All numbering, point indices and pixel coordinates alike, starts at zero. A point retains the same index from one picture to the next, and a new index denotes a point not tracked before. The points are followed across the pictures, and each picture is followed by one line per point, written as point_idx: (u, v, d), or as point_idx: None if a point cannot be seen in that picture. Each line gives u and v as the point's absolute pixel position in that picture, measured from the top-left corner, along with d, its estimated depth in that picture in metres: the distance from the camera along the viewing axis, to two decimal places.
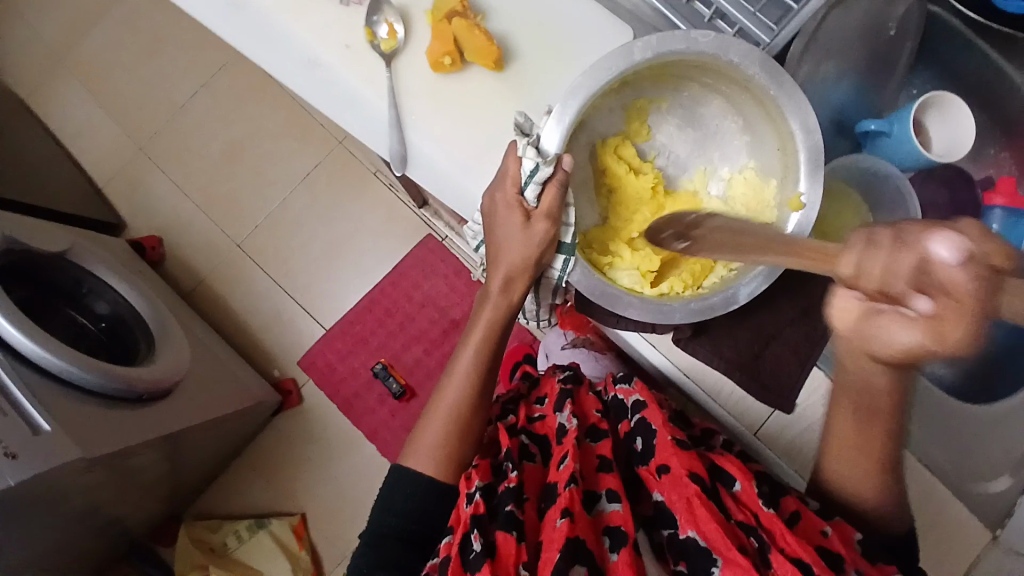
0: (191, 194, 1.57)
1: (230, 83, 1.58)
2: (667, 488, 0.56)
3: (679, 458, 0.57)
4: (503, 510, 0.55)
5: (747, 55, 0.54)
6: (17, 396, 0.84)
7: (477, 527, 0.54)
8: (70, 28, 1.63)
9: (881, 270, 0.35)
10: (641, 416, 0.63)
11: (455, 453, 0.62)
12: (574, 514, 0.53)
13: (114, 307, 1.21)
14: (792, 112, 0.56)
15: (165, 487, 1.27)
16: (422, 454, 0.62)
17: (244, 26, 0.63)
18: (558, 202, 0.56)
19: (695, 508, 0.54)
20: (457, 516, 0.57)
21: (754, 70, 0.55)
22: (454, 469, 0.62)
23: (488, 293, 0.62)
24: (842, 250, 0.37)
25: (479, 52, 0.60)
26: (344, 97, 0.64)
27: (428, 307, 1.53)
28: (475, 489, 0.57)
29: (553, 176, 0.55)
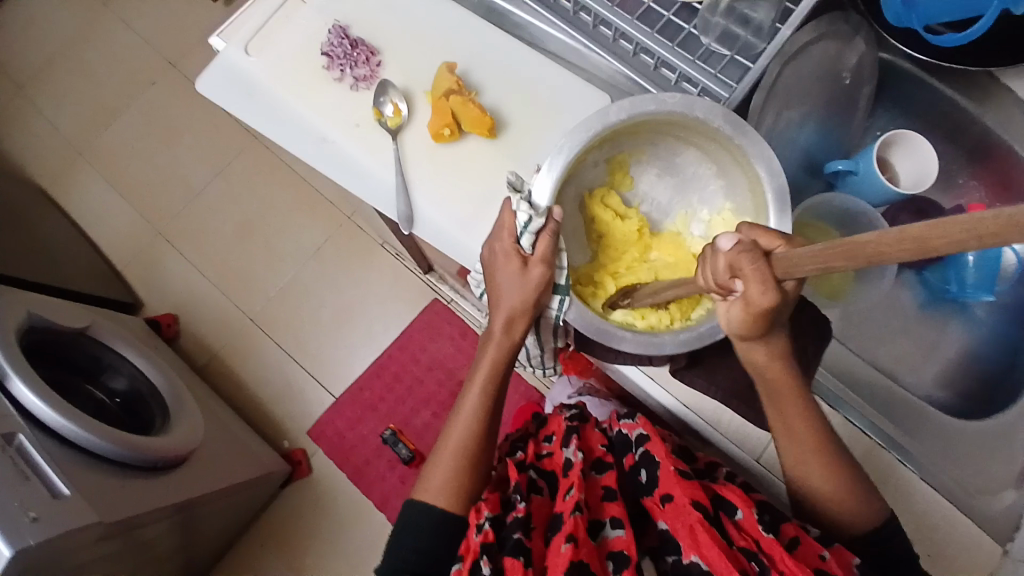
0: (205, 271, 1.64)
1: (244, 168, 1.69)
2: (669, 516, 0.58)
3: (681, 488, 0.59)
4: (511, 538, 0.57)
5: (711, 112, 0.61)
6: (39, 462, 0.87)
7: (486, 554, 0.56)
8: (97, 126, 1.76)
9: (780, 272, 0.44)
10: (644, 449, 0.65)
11: (463, 486, 0.64)
12: (578, 540, 0.55)
13: (131, 381, 1.24)
14: (757, 158, 0.61)
15: (175, 565, 1.25)
16: (432, 487, 0.64)
17: (266, 115, 0.71)
18: (552, 248, 0.60)
19: (696, 534, 0.56)
20: (467, 545, 0.60)
21: (717, 123, 0.61)
22: (463, 501, 0.64)
23: (491, 333, 0.65)
24: (747, 258, 0.46)
25: (473, 122, 0.67)
26: (347, 166, 0.70)
27: (435, 369, 1.56)
28: (485, 520, 0.60)
29: (545, 227, 0.59)
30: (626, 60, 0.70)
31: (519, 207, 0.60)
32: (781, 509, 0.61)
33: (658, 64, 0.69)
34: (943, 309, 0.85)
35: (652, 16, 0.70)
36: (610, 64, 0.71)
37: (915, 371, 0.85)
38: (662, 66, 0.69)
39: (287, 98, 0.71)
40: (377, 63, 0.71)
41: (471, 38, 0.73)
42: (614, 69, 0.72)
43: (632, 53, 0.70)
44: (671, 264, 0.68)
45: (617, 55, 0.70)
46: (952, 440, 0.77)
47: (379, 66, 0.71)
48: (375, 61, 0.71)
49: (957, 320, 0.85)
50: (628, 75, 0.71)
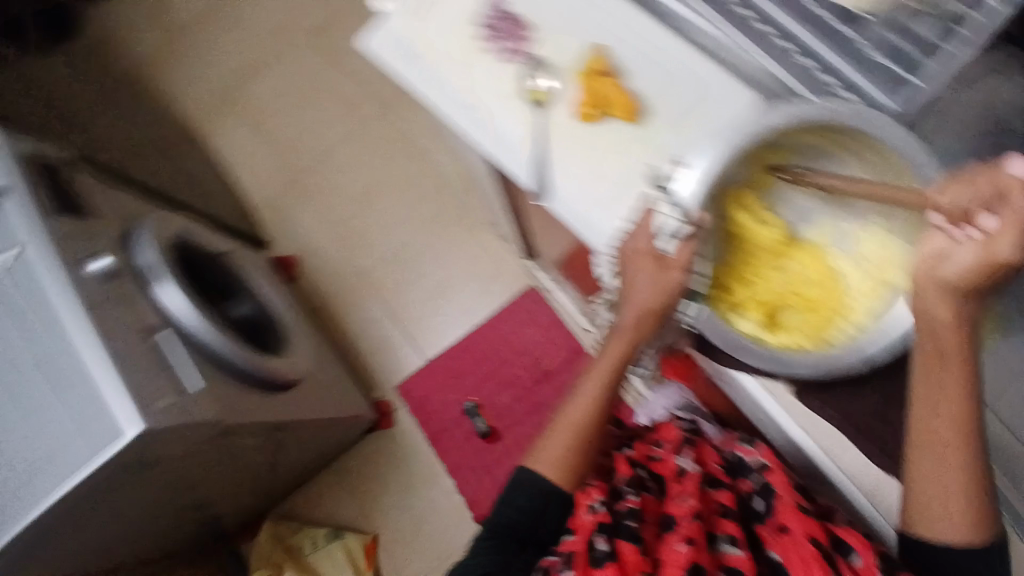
0: (330, 222, 1.76)
1: (378, 132, 1.79)
2: (785, 548, 0.61)
3: (799, 522, 0.61)
4: (625, 525, 0.65)
5: (894, 129, 0.55)
6: (172, 360, 0.95)
7: (603, 532, 0.64)
8: (256, 75, 1.92)
9: None
10: (764, 479, 0.66)
11: (574, 463, 0.67)
12: (698, 544, 0.61)
13: (255, 310, 1.34)
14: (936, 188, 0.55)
15: (263, 479, 1.37)
16: (545, 459, 0.68)
17: (423, 77, 0.76)
18: (692, 254, 0.61)
19: (812, 569, 0.58)
20: (578, 521, 0.67)
21: (892, 141, 0.55)
22: (571, 478, 0.68)
23: (618, 325, 0.66)
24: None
25: (619, 105, 0.69)
26: (490, 136, 0.72)
27: (524, 354, 1.59)
28: (600, 503, 0.67)
29: (688, 232, 0.60)
30: (779, 59, 0.64)
31: (659, 206, 0.61)
32: (903, 555, 0.60)
33: (817, 68, 0.62)
34: None
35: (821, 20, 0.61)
36: (759, 63, 0.66)
37: None
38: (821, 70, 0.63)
39: (444, 62, 0.76)
40: (531, 38, 0.74)
41: (621, 21, 0.72)
42: (762, 69, 0.66)
43: (787, 53, 0.64)
44: (811, 276, 0.63)
45: (773, 55, 0.65)
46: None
47: (533, 41, 0.74)
48: (530, 36, 0.74)
49: None
50: (781, 77, 0.65)
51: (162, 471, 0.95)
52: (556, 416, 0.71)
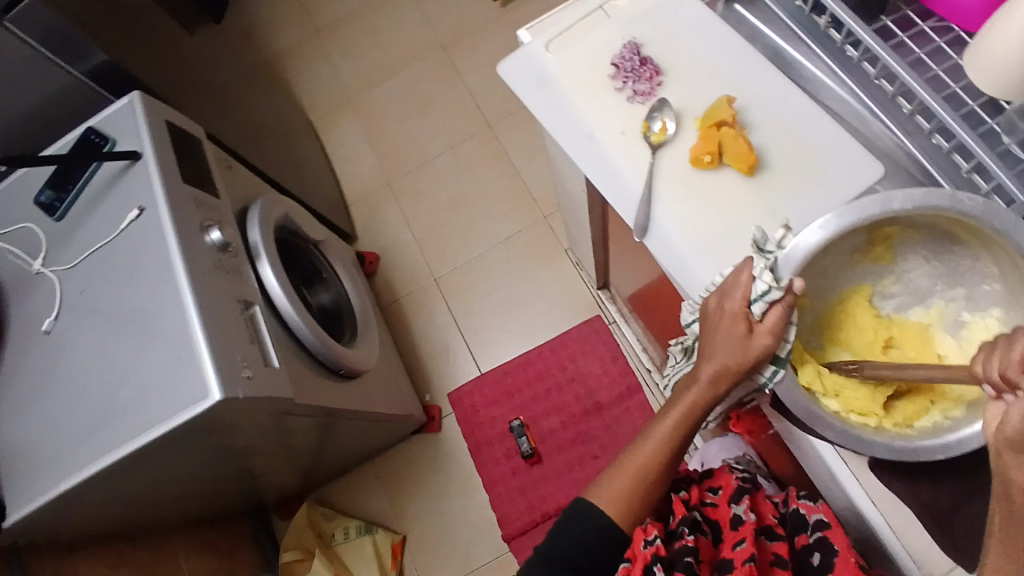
0: (413, 228, 1.84)
1: (472, 151, 1.87)
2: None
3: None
4: (681, 560, 0.61)
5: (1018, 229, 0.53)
6: (262, 332, 1.03)
7: (659, 563, 0.62)
8: (369, 85, 2.05)
9: None
10: (822, 535, 0.62)
11: (634, 506, 0.66)
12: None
13: (335, 298, 1.44)
14: None
15: (312, 460, 1.43)
16: (605, 495, 0.67)
17: (546, 104, 0.80)
18: (784, 323, 0.57)
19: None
20: (633, 552, 0.65)
21: (1019, 241, 0.53)
22: (630, 520, 0.66)
23: (695, 380, 0.63)
24: None
25: (737, 157, 0.69)
26: (603, 169, 0.76)
27: (576, 381, 1.60)
28: (655, 537, 0.63)
29: (782, 298, 0.57)
30: (916, 138, 0.68)
31: (759, 272, 0.58)
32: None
33: (953, 149, 0.64)
34: None
35: (959, 99, 0.65)
36: (895, 139, 0.69)
37: None
38: (957, 152, 0.65)
39: (570, 93, 0.79)
40: (658, 83, 0.76)
41: (752, 79, 0.74)
42: (897, 145, 0.69)
43: (927, 133, 0.67)
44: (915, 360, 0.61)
45: (905, 130, 0.68)
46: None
47: (659, 86, 0.77)
48: (657, 81, 0.77)
49: None
50: (911, 154, 0.68)
51: (234, 436, 1.00)
52: (621, 454, 0.69)
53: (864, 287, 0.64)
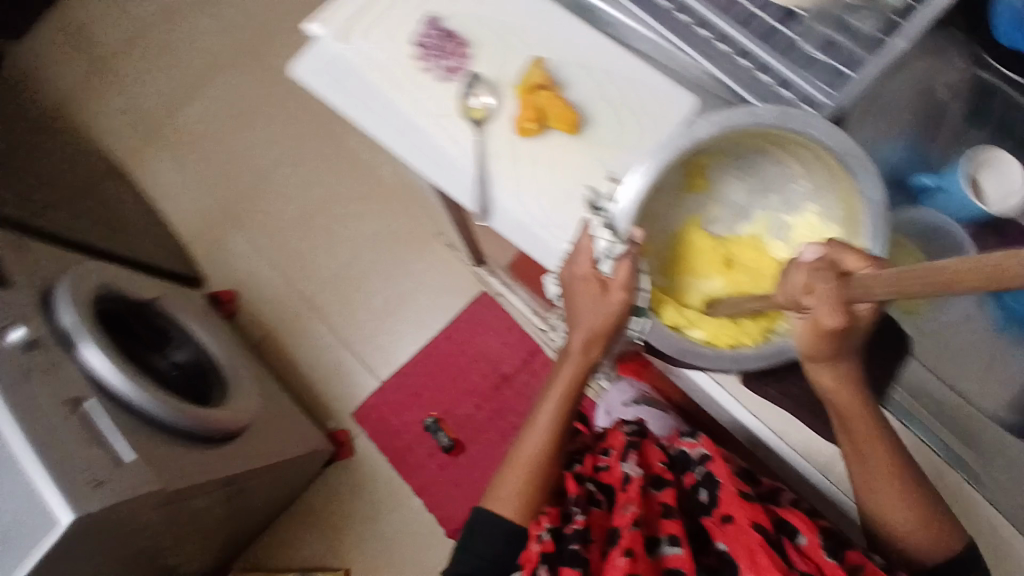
0: (266, 252, 1.64)
1: (309, 154, 1.68)
2: (729, 537, 0.58)
3: (742, 509, 0.59)
4: (568, 549, 0.60)
5: (809, 123, 0.58)
6: (103, 428, 0.90)
7: (545, 562, 0.60)
8: (171, 104, 1.78)
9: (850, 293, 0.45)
10: (706, 469, 0.65)
11: (529, 499, 0.64)
12: (636, 554, 0.57)
13: (192, 355, 1.30)
14: (858, 171, 0.59)
15: (221, 532, 1.29)
16: (501, 498, 0.65)
17: (357, 99, 0.74)
18: (633, 275, 0.60)
19: (757, 557, 0.56)
20: (526, 555, 0.62)
21: (817, 135, 0.58)
22: (526, 514, 0.64)
23: (567, 351, 0.65)
24: (820, 279, 0.48)
25: (559, 118, 0.69)
26: (432, 156, 0.72)
27: (479, 361, 1.55)
28: (545, 531, 0.62)
29: (627, 251, 0.59)
30: (718, 61, 0.68)
31: (597, 230, 0.61)
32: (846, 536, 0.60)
33: (756, 69, 0.66)
34: None
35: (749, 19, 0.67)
36: (699, 65, 0.69)
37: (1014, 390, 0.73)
38: (760, 70, 0.67)
39: (379, 80, 0.73)
40: (466, 54, 0.72)
41: (568, 32, 0.73)
42: (703, 71, 0.70)
43: (727, 55, 0.68)
44: (755, 272, 0.67)
45: (707, 55, 0.68)
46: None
47: (468, 57, 0.72)
48: (464, 52, 0.72)
49: None
50: (716, 77, 0.69)
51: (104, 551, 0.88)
52: (512, 449, 0.68)
53: (693, 219, 0.68)
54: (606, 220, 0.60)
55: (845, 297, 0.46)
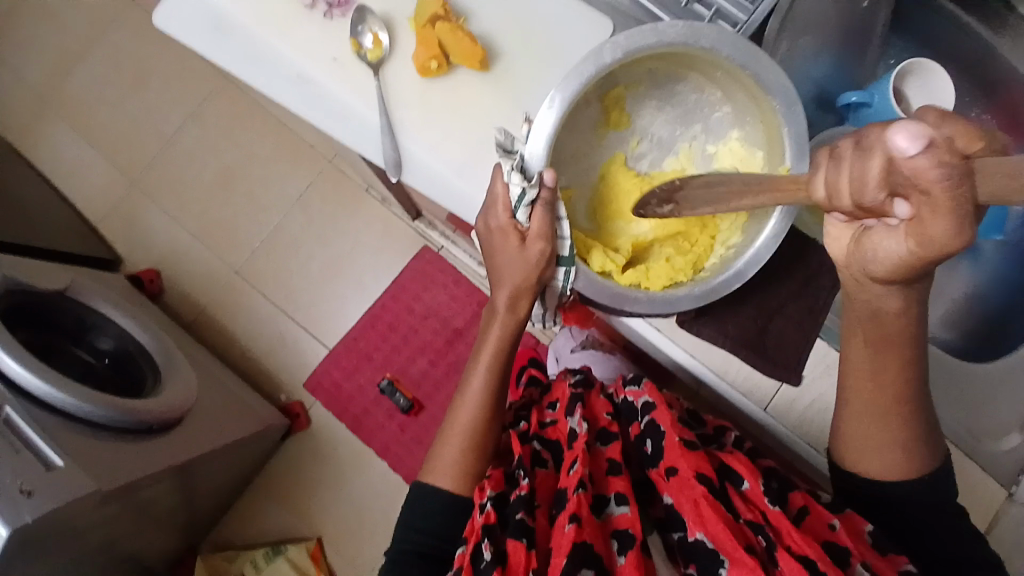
0: (186, 225, 1.53)
1: (218, 113, 1.54)
2: (673, 491, 0.55)
3: (686, 459, 0.56)
4: (512, 519, 0.56)
5: (717, 38, 0.57)
6: (29, 433, 0.82)
7: (488, 537, 0.54)
8: (54, 71, 1.59)
9: (985, 194, 0.36)
10: (650, 418, 0.62)
11: (470, 467, 0.62)
12: (582, 519, 0.53)
13: (119, 342, 1.16)
14: (772, 86, 0.58)
15: (179, 521, 1.22)
16: (441, 471, 0.63)
17: (242, 50, 0.68)
18: (549, 220, 0.58)
19: (702, 509, 0.53)
20: (470, 527, 0.58)
21: (726, 51, 0.58)
22: (470, 484, 0.62)
23: (494, 311, 0.64)
24: (933, 173, 0.37)
25: (464, 54, 0.65)
26: (333, 108, 0.68)
27: (429, 318, 1.46)
28: (487, 500, 0.57)
29: (539, 196, 0.57)
30: None
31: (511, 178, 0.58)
32: (792, 477, 0.59)
33: None
34: None
35: None
36: None
37: (922, 312, 0.83)
38: None
39: (261, 27, 0.68)
40: None
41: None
42: None
43: None
44: None
45: None
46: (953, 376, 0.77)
47: None
48: None
49: (967, 260, 0.82)
50: None
51: (59, 554, 0.84)
52: (449, 418, 0.66)
53: (618, 156, 0.65)
54: (517, 164, 0.57)
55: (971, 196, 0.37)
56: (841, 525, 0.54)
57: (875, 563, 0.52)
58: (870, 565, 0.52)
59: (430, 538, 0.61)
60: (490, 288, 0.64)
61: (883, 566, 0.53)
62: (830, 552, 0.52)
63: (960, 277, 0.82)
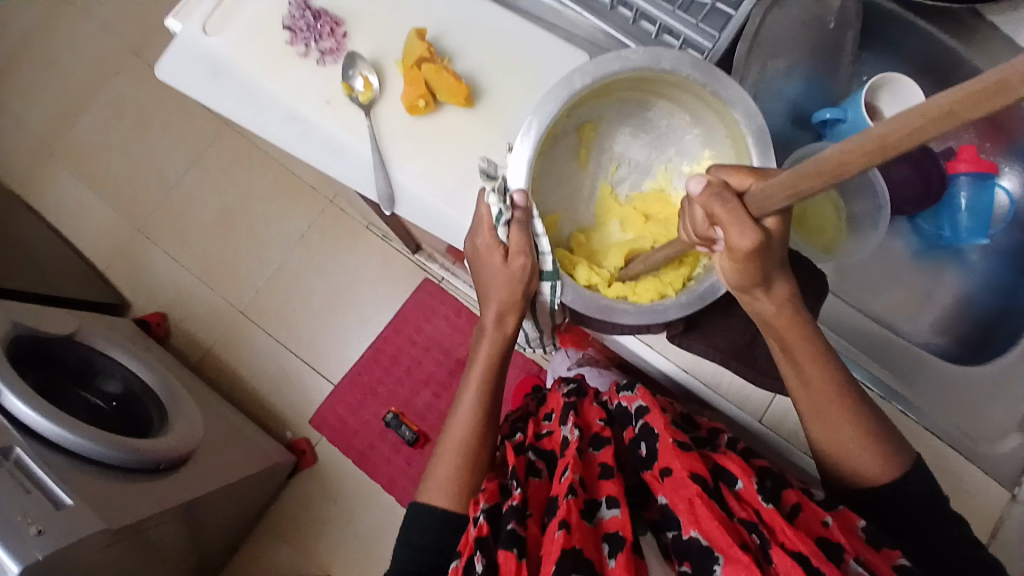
0: (191, 266, 1.56)
1: (220, 158, 1.59)
2: (668, 491, 0.56)
3: (680, 460, 0.57)
4: (505, 529, 0.56)
5: (678, 61, 0.60)
6: (38, 473, 0.83)
7: (480, 549, 0.55)
8: (61, 125, 1.65)
9: (754, 210, 0.45)
10: (644, 421, 0.63)
11: (463, 484, 0.63)
12: (571, 525, 0.53)
13: (126, 384, 1.18)
14: (733, 102, 0.60)
15: (187, 562, 1.21)
16: (436, 487, 0.64)
17: (239, 97, 0.72)
18: (525, 237, 0.60)
19: (696, 507, 0.53)
20: (464, 540, 0.58)
21: (688, 72, 0.60)
22: (463, 499, 0.63)
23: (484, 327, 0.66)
24: (718, 202, 0.46)
25: (449, 91, 0.68)
26: (324, 146, 0.71)
27: (432, 349, 1.47)
28: (481, 513, 0.59)
29: (513, 217, 0.60)
30: (604, 15, 0.71)
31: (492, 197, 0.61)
32: (783, 474, 0.60)
33: (637, 18, 0.70)
34: (937, 257, 0.85)
35: None
36: (588, 20, 0.72)
37: (913, 320, 0.84)
38: (641, 19, 0.71)
39: (257, 75, 0.72)
40: (343, 34, 0.72)
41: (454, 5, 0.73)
42: (592, 26, 0.73)
43: (610, 8, 0.71)
44: (667, 225, 0.67)
45: (593, 11, 0.72)
46: (946, 381, 0.78)
47: (345, 38, 0.72)
48: (340, 33, 0.72)
49: (953, 266, 0.84)
50: (607, 32, 0.72)
51: None
52: (444, 435, 0.68)
53: (602, 186, 0.69)
54: (496, 185, 0.60)
55: (748, 212, 0.45)
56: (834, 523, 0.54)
57: (869, 558, 0.52)
58: (864, 559, 0.52)
59: (427, 558, 0.61)
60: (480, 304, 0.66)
61: (878, 562, 0.53)
62: (823, 547, 0.52)
63: (948, 281, 0.84)
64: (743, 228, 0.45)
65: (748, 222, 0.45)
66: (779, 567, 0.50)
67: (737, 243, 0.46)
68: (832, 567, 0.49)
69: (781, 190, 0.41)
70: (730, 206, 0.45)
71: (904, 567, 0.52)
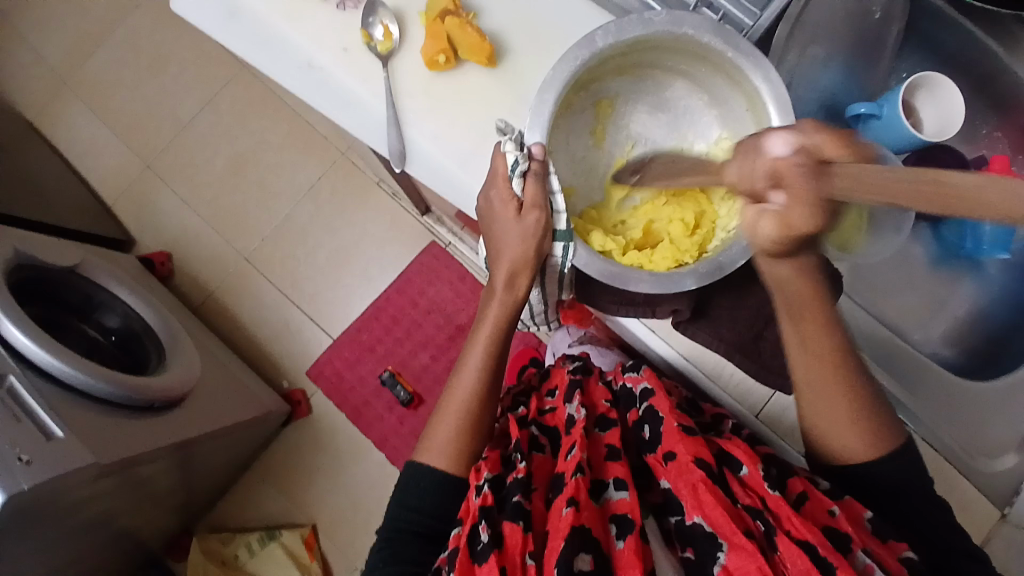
0: (199, 209, 1.55)
1: (235, 100, 1.56)
2: (672, 475, 0.56)
3: (684, 444, 0.56)
4: (510, 501, 0.56)
5: (699, 26, 0.58)
6: (32, 404, 0.83)
7: (485, 518, 0.55)
8: (77, 53, 1.62)
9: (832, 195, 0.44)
10: (649, 404, 0.62)
11: (463, 450, 0.63)
12: (580, 502, 0.53)
13: (125, 321, 1.18)
14: (752, 69, 0.58)
15: (177, 500, 1.23)
16: (434, 450, 0.64)
17: (256, 37, 0.69)
18: (541, 190, 0.58)
19: (700, 493, 0.53)
20: (467, 508, 0.59)
21: (708, 39, 0.58)
22: (464, 464, 0.63)
23: (493, 290, 0.64)
24: (799, 173, 0.45)
25: (472, 49, 0.65)
26: (340, 98, 0.69)
27: (433, 313, 1.46)
28: (484, 481, 0.59)
29: (530, 168, 0.58)
30: None
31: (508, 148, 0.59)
32: (790, 464, 0.60)
33: None
34: (956, 266, 0.82)
35: None
36: None
37: (924, 327, 0.83)
38: None
39: (275, 16, 0.69)
40: None
41: None
42: None
43: None
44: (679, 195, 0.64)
45: None
46: (951, 393, 0.77)
47: None
48: None
49: (969, 277, 0.82)
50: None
51: (55, 525, 0.86)
52: (444, 398, 0.67)
53: (616, 163, 0.66)
54: (512, 136, 0.59)
55: (819, 195, 0.45)
56: (841, 513, 0.54)
57: (876, 549, 0.52)
58: (872, 551, 0.51)
59: (417, 522, 0.61)
60: (490, 269, 0.64)
61: (885, 554, 0.52)
62: (831, 538, 0.52)
63: (963, 292, 0.82)
64: (811, 214, 0.46)
65: (818, 209, 0.45)
66: (784, 554, 0.49)
67: (794, 222, 0.47)
68: (838, 556, 0.48)
69: (886, 191, 0.40)
70: (815, 188, 0.44)
71: (910, 560, 0.52)
